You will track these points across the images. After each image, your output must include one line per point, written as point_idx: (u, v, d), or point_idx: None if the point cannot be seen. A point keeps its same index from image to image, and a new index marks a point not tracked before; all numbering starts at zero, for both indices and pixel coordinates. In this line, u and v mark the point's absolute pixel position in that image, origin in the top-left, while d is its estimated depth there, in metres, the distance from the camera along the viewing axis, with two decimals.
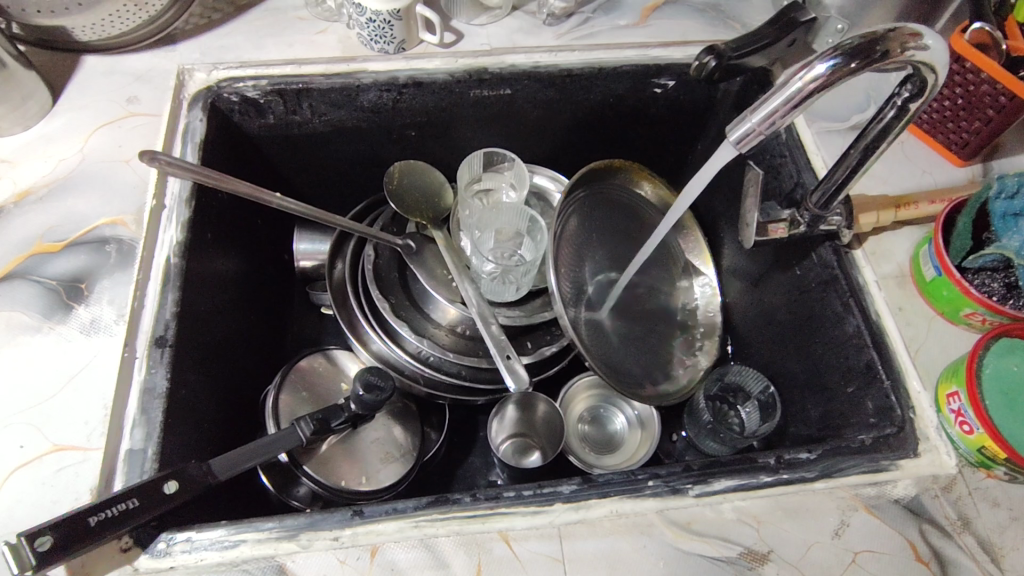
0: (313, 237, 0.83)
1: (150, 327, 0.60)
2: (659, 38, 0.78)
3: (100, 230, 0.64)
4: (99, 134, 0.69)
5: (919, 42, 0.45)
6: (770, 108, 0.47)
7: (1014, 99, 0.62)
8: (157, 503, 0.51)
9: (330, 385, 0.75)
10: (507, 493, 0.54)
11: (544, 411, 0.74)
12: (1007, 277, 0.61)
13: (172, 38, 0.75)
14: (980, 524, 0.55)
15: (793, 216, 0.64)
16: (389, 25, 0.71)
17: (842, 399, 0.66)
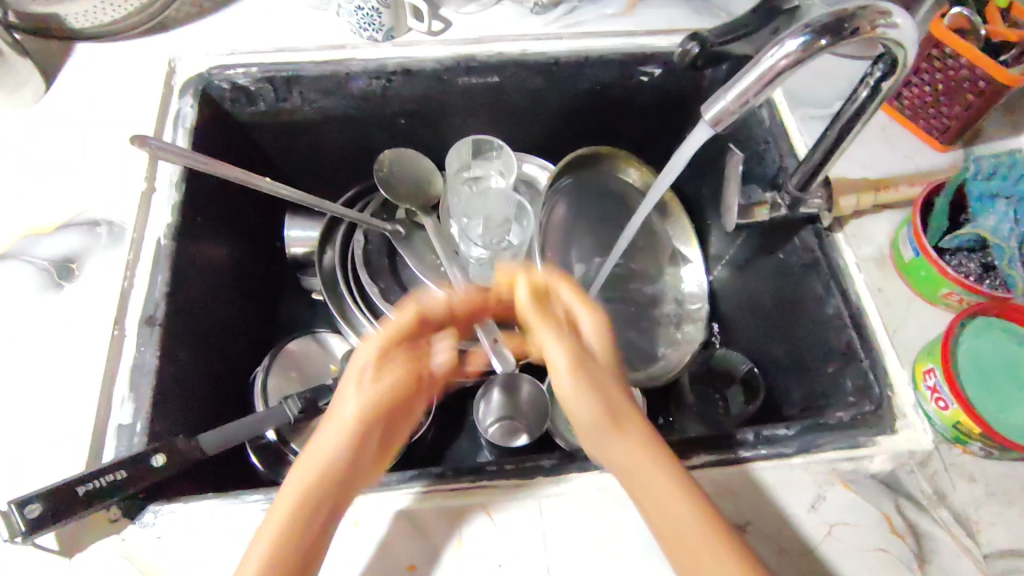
0: (304, 223, 0.84)
1: (139, 307, 0.60)
2: (645, 27, 0.79)
3: (91, 213, 0.65)
4: (93, 119, 0.70)
5: (888, 20, 0.46)
6: (742, 85, 0.49)
7: (992, 84, 0.63)
8: (145, 475, 0.52)
9: (320, 367, 0.77)
10: (489, 468, 0.55)
11: (528, 393, 0.75)
12: (984, 257, 0.62)
13: (164, 26, 0.77)
14: (955, 499, 0.56)
15: (774, 198, 0.65)
16: (377, 12, 0.72)
17: (823, 379, 0.68)
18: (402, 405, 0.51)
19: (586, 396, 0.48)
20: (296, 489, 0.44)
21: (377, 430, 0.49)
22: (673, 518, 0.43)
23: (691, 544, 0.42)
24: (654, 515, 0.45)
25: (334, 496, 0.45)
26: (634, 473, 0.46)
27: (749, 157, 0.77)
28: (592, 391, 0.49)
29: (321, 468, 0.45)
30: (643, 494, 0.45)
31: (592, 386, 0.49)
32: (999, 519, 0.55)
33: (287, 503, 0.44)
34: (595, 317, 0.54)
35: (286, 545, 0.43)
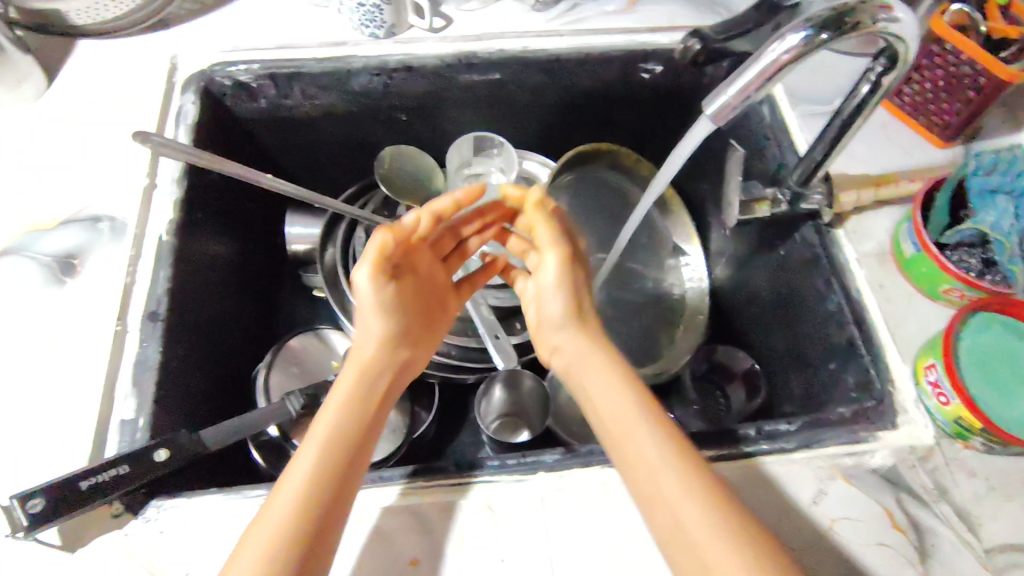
0: (306, 219, 0.84)
1: (142, 302, 0.60)
2: (646, 24, 0.79)
3: (93, 209, 0.65)
4: (94, 115, 0.70)
5: (890, 15, 0.46)
6: (744, 81, 0.49)
7: (992, 79, 0.63)
8: (148, 470, 0.52)
9: (321, 362, 0.77)
10: (491, 462, 0.56)
11: (530, 387, 0.74)
12: (985, 253, 0.62)
13: (165, 23, 0.77)
14: (956, 493, 0.56)
15: (775, 194, 0.66)
16: (378, 10, 0.72)
17: (824, 374, 0.68)
18: (422, 300, 0.66)
19: (558, 296, 0.62)
20: (350, 378, 0.56)
21: (402, 327, 0.62)
22: (637, 430, 0.51)
23: (645, 443, 0.49)
24: (620, 420, 0.52)
25: (360, 403, 0.54)
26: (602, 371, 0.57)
27: (749, 153, 0.77)
28: (565, 296, 0.62)
29: (370, 359, 0.58)
30: (610, 401, 0.54)
31: (565, 293, 0.62)
32: (999, 514, 0.55)
33: (333, 413, 0.52)
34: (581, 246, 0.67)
35: (325, 435, 0.50)
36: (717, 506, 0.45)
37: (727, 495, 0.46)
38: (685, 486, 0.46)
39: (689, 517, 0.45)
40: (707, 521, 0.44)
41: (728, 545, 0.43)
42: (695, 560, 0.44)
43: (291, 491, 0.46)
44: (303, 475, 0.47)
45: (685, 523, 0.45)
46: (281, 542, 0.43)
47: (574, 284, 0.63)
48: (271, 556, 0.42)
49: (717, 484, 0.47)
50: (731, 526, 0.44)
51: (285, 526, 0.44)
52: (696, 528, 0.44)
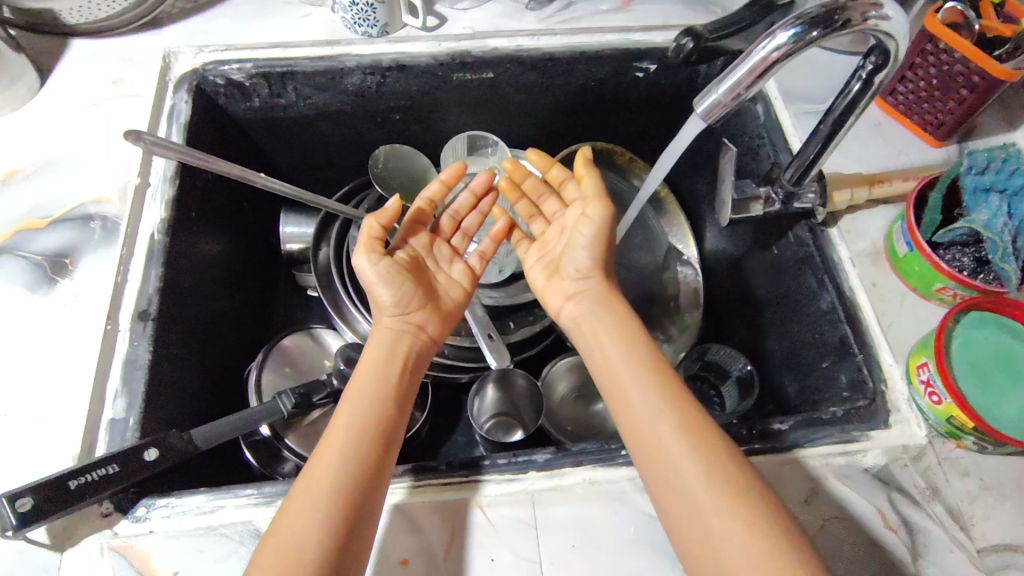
0: (299, 219, 0.84)
1: (133, 301, 0.60)
2: (641, 23, 0.79)
3: (85, 208, 0.65)
4: (86, 114, 0.70)
5: (880, 12, 0.46)
6: (735, 79, 0.48)
7: (986, 78, 0.62)
8: (138, 469, 0.52)
9: (314, 362, 0.77)
10: (482, 462, 0.55)
11: (523, 385, 0.75)
12: (978, 251, 0.62)
13: (159, 22, 0.77)
14: (948, 493, 0.55)
15: (768, 193, 0.65)
16: (371, 8, 0.72)
17: (818, 374, 0.68)
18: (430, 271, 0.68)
19: (575, 253, 0.65)
20: (377, 347, 0.61)
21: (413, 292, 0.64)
22: (639, 385, 0.55)
23: (645, 398, 0.54)
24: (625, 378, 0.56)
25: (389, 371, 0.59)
26: (609, 331, 0.61)
27: (742, 152, 0.77)
28: (581, 255, 0.65)
29: (389, 333, 0.62)
30: (615, 358, 0.58)
31: (580, 253, 0.65)
32: (992, 514, 0.55)
33: (367, 381, 0.57)
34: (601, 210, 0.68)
35: (357, 399, 0.56)
36: (708, 452, 0.49)
37: (723, 443, 0.50)
38: (680, 434, 0.50)
39: (684, 460, 0.49)
40: (702, 463, 0.48)
41: (718, 485, 0.47)
42: (688, 498, 0.47)
43: (330, 448, 0.51)
44: (340, 435, 0.52)
45: (681, 466, 0.49)
46: (323, 487, 0.48)
47: (600, 248, 0.65)
48: (313, 502, 0.47)
49: (712, 433, 0.50)
50: (723, 468, 0.48)
51: (325, 476, 0.49)
52: (691, 471, 0.48)
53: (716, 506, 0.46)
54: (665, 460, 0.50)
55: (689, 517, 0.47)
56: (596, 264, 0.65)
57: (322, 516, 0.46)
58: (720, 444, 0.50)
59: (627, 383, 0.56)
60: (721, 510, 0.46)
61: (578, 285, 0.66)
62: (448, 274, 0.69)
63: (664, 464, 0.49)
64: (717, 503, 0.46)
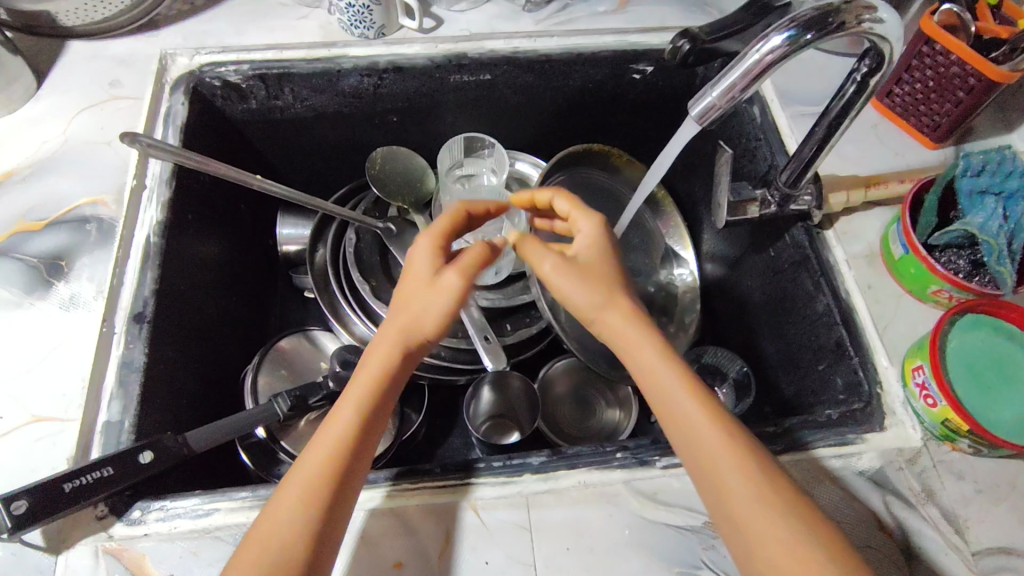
0: (296, 221, 0.84)
1: (128, 303, 0.60)
2: (637, 25, 0.79)
3: (81, 210, 0.65)
4: (81, 116, 0.70)
5: (874, 15, 0.46)
6: (728, 82, 0.48)
7: (982, 81, 0.62)
8: (133, 472, 0.52)
9: (310, 364, 0.77)
10: (477, 464, 0.55)
11: (519, 386, 0.75)
12: (974, 254, 0.62)
13: (155, 24, 0.77)
14: (944, 496, 0.55)
15: (764, 196, 0.65)
16: (368, 10, 0.72)
17: (814, 376, 0.68)
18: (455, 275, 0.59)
19: (554, 276, 0.53)
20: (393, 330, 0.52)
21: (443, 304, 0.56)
22: (669, 404, 0.47)
23: (688, 422, 0.46)
24: (659, 386, 0.48)
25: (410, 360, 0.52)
26: (621, 335, 0.51)
27: (739, 154, 0.77)
28: (560, 278, 0.52)
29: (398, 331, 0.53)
30: (640, 360, 0.49)
31: (563, 272, 0.53)
32: (987, 517, 0.54)
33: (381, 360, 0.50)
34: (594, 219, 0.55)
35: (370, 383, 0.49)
36: (754, 473, 0.44)
37: (768, 461, 0.45)
38: (722, 457, 0.44)
39: (734, 487, 0.44)
40: (749, 489, 0.43)
41: (769, 509, 0.42)
42: (735, 524, 0.43)
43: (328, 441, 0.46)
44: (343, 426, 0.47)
45: (730, 491, 0.44)
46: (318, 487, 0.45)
47: (593, 252, 0.54)
48: (303, 500, 0.44)
49: (755, 451, 0.45)
50: (768, 487, 0.43)
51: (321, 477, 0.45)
52: (737, 499, 0.43)
53: (769, 530, 0.42)
54: (710, 488, 0.45)
55: (734, 543, 0.43)
56: (591, 269, 0.53)
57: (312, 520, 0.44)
58: (762, 459, 0.45)
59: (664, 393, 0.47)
60: (772, 538, 0.42)
61: (589, 303, 0.51)
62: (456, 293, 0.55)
63: (708, 491, 0.45)
64: (771, 534, 0.42)
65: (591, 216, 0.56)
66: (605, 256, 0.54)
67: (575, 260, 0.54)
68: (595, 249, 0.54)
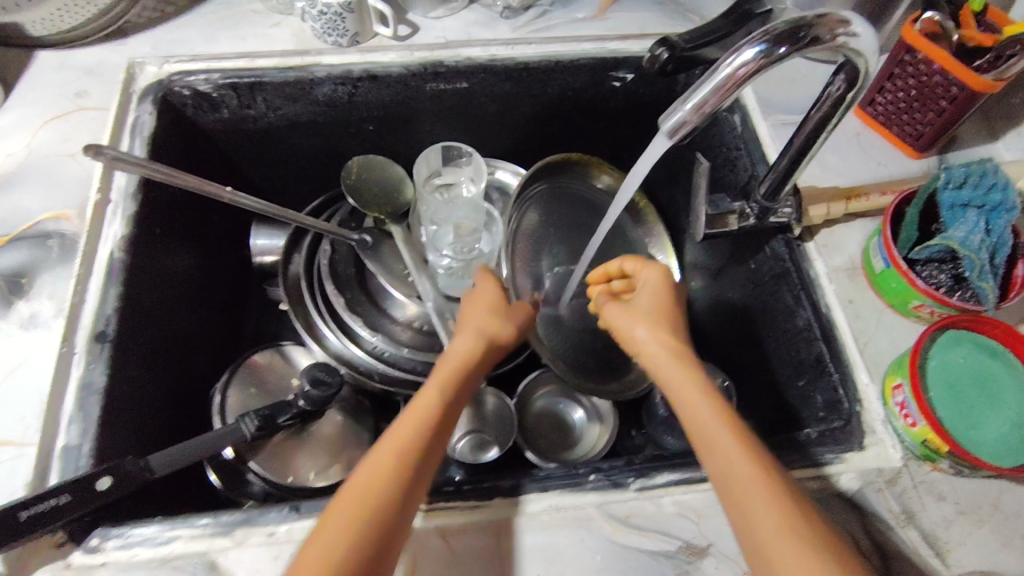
0: (271, 231, 0.82)
1: (89, 322, 0.59)
2: (617, 32, 0.77)
3: (43, 225, 0.63)
4: (47, 128, 0.69)
5: (848, 29, 0.45)
6: (700, 97, 0.46)
7: (965, 90, 0.61)
8: (92, 499, 0.50)
9: (281, 381, 0.75)
10: (445, 488, 0.53)
11: (493, 405, 0.74)
12: (955, 268, 0.60)
13: (124, 32, 0.75)
14: (924, 518, 0.54)
15: (743, 207, 0.64)
16: (340, 17, 0.70)
17: (795, 392, 0.67)
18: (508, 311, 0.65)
19: (616, 319, 0.59)
20: (471, 337, 0.58)
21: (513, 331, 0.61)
22: (698, 428, 0.49)
23: (721, 452, 0.46)
24: (692, 412, 0.49)
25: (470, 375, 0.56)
26: (668, 378, 0.53)
27: (719, 164, 0.76)
28: (620, 319, 0.58)
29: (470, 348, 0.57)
30: (677, 392, 0.51)
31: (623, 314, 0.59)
32: (969, 540, 0.53)
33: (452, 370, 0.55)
34: (657, 270, 0.61)
35: (448, 376, 0.54)
36: (783, 505, 0.43)
37: (802, 503, 0.44)
38: (751, 484, 0.45)
39: (758, 514, 0.43)
40: (772, 519, 0.43)
41: (798, 547, 0.41)
42: (763, 559, 0.42)
43: (410, 423, 0.50)
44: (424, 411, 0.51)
45: (757, 523, 0.43)
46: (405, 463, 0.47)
47: (652, 297, 0.59)
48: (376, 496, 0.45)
49: (786, 484, 0.45)
50: (802, 526, 0.42)
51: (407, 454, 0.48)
52: (762, 526, 0.43)
53: (792, 569, 0.41)
54: (740, 523, 0.45)
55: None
56: (647, 310, 0.58)
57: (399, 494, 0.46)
58: (797, 502, 0.44)
59: (698, 420, 0.49)
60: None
61: (644, 339, 0.56)
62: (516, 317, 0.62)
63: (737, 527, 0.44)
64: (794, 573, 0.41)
65: (653, 266, 0.62)
66: (666, 299, 0.59)
67: (644, 310, 0.58)
68: (655, 295, 0.59)
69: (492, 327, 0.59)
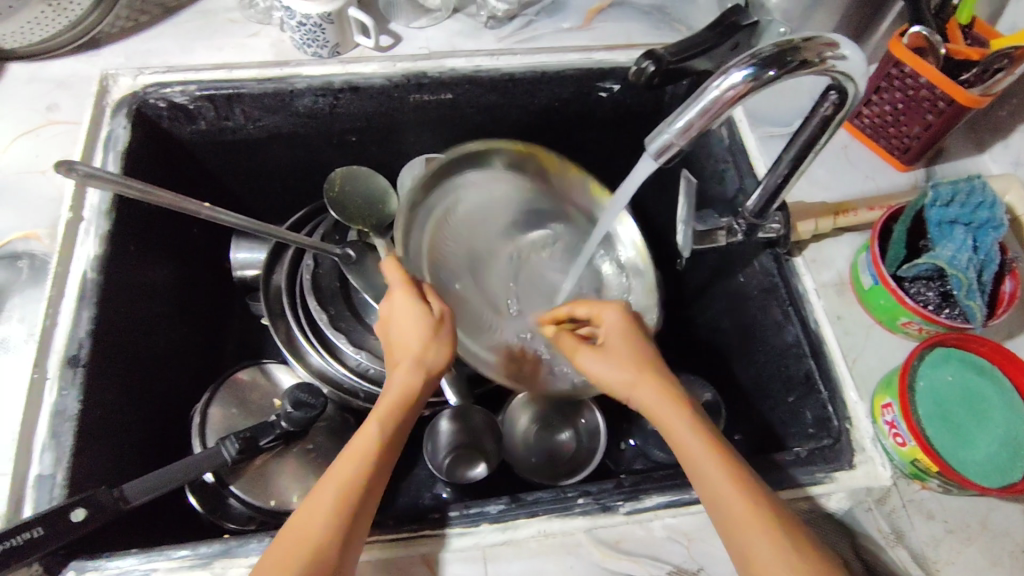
0: (251, 245, 0.80)
1: (62, 347, 0.57)
2: (603, 42, 0.76)
3: (13, 245, 0.61)
4: (17, 144, 0.66)
5: (836, 52, 0.45)
6: (687, 120, 0.45)
7: (953, 104, 0.61)
8: (65, 532, 0.49)
9: (263, 400, 0.73)
10: (431, 514, 0.52)
11: (479, 420, 0.71)
12: (943, 285, 0.60)
13: (97, 42, 0.72)
14: (913, 537, 0.54)
15: (731, 223, 0.63)
16: (320, 28, 0.68)
17: (784, 408, 0.67)
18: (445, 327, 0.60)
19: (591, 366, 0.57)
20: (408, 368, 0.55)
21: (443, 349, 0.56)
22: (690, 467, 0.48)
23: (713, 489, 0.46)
24: (683, 447, 0.49)
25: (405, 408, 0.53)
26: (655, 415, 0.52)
27: (707, 176, 0.75)
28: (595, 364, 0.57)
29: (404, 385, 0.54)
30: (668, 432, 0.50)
31: (602, 359, 0.56)
32: (958, 559, 0.53)
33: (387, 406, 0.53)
34: (616, 310, 0.60)
35: (386, 416, 0.52)
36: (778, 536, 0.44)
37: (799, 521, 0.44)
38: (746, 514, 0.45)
39: (754, 546, 0.44)
40: (768, 551, 0.43)
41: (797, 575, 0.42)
42: None
43: (348, 462, 0.49)
44: (365, 448, 0.50)
45: (757, 553, 0.43)
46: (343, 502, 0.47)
47: (622, 339, 0.57)
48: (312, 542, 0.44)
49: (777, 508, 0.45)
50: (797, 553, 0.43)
51: (348, 485, 0.47)
52: (762, 559, 0.43)
53: None
54: (739, 553, 0.45)
55: None
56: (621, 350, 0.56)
57: (340, 529, 0.45)
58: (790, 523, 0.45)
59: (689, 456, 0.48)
60: None
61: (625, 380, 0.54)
62: (439, 337, 0.56)
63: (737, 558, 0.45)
64: None
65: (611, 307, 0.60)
66: (631, 338, 0.58)
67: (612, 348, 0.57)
68: (620, 336, 0.58)
69: (422, 353, 0.55)
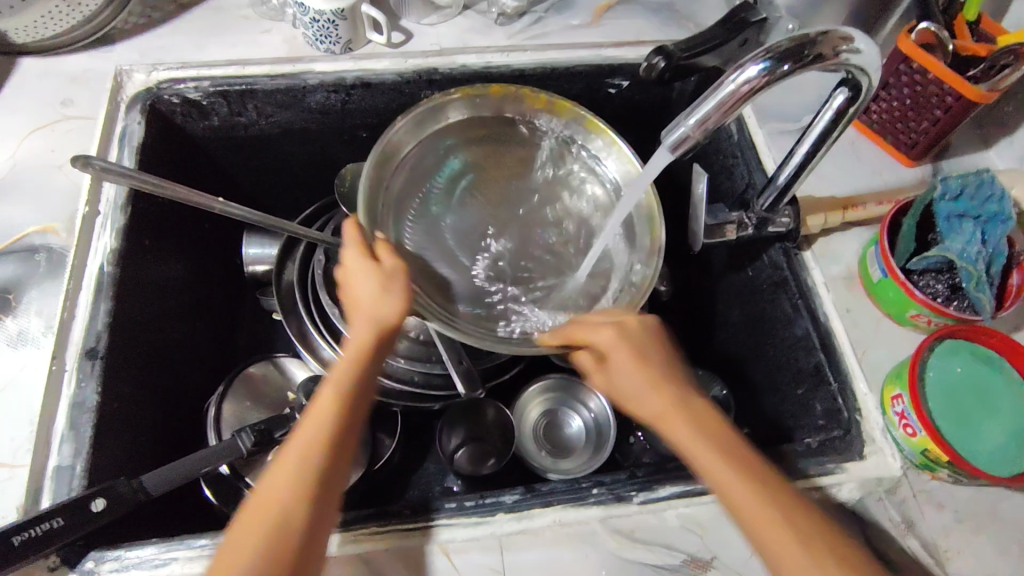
0: (262, 240, 0.80)
1: (80, 339, 0.58)
2: (612, 39, 0.77)
3: (30, 238, 0.61)
4: (32, 138, 0.67)
5: (851, 46, 0.45)
6: (703, 113, 0.46)
7: (961, 99, 0.61)
8: (87, 520, 0.49)
9: (276, 393, 0.74)
10: (447, 505, 0.53)
11: (493, 416, 0.73)
12: (952, 278, 0.61)
13: (111, 38, 0.73)
14: (923, 526, 0.54)
15: (741, 218, 0.64)
16: (333, 25, 0.69)
17: (793, 400, 0.67)
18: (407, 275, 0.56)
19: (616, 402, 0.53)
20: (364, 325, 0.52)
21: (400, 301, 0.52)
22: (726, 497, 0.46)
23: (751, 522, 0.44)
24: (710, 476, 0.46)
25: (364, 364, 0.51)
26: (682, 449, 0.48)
27: (716, 171, 0.76)
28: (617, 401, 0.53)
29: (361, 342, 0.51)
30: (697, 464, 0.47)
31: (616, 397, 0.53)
32: (968, 548, 0.54)
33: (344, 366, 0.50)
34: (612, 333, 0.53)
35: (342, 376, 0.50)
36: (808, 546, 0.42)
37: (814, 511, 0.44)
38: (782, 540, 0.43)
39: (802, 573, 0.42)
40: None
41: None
42: None
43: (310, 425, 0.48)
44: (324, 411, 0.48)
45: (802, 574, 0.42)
46: (303, 465, 0.46)
47: (631, 370, 0.51)
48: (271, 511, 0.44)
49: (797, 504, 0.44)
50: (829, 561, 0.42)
51: (307, 451, 0.46)
52: None
53: None
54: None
55: None
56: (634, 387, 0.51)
57: (298, 492, 0.45)
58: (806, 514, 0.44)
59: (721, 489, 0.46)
60: None
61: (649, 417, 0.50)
62: (392, 290, 0.52)
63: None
64: None
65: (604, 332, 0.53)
66: (639, 365, 0.51)
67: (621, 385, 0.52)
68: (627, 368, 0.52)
69: (377, 308, 0.51)
